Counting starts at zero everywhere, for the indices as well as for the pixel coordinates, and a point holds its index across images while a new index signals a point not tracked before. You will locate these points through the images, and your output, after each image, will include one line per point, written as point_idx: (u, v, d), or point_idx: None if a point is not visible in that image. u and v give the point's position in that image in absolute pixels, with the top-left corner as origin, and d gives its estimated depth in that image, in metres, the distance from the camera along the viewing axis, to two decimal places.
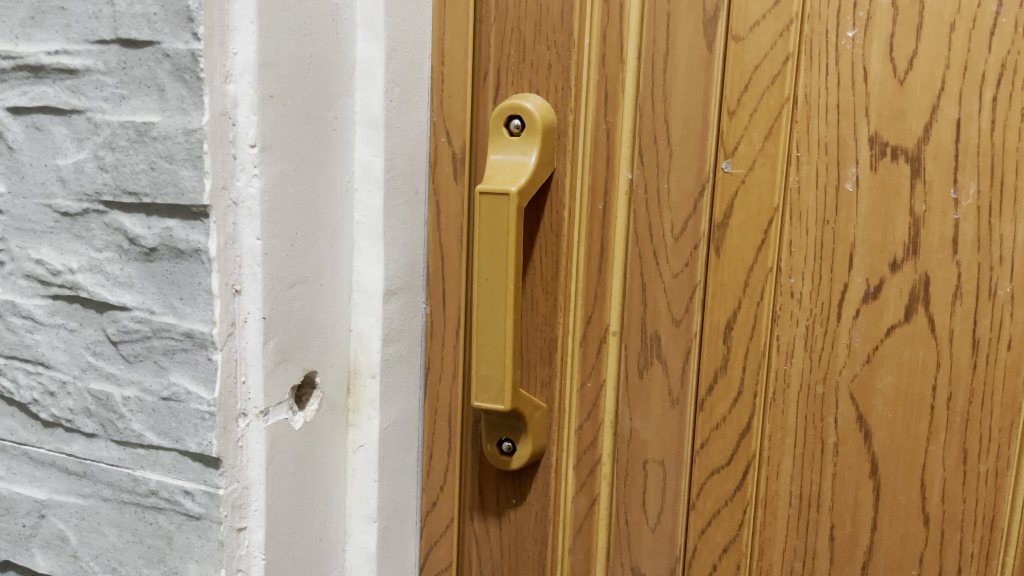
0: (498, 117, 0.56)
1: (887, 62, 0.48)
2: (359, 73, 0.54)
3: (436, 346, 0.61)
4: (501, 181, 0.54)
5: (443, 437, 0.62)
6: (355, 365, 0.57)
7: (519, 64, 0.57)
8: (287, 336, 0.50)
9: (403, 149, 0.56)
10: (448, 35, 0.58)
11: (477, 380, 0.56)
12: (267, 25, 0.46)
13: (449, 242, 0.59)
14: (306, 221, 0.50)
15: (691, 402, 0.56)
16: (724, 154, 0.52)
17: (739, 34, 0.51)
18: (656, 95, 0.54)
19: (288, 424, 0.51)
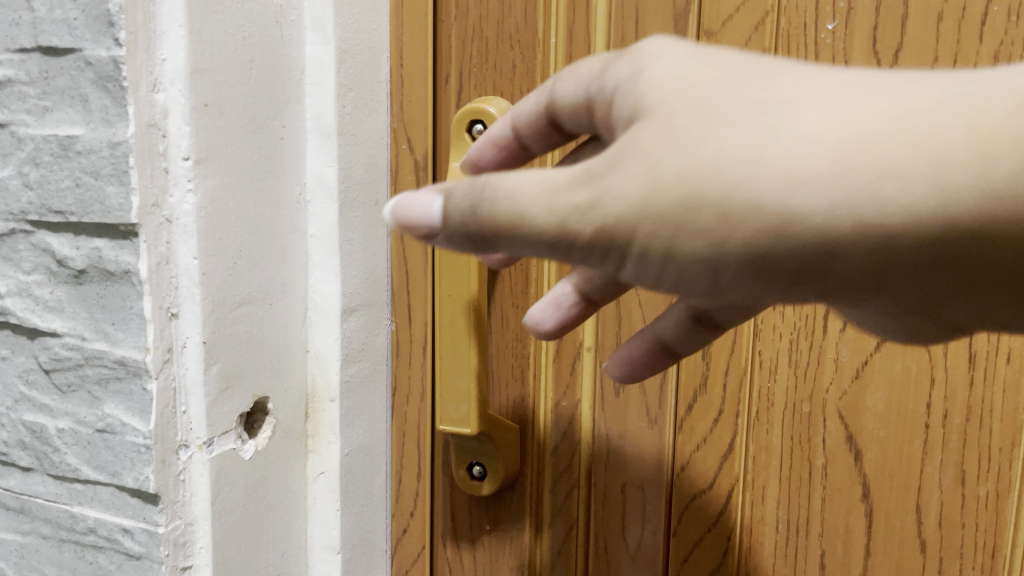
0: (459, 123, 0.52)
1: (871, 56, 0.45)
2: (308, 78, 0.50)
3: (403, 366, 0.58)
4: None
5: (413, 460, 0.59)
6: (313, 389, 0.53)
7: (481, 64, 0.53)
8: (233, 361, 0.46)
9: (359, 158, 0.53)
10: (407, 37, 0.54)
11: (443, 402, 0.53)
12: (199, 29, 0.42)
13: (414, 255, 0.56)
14: (252, 237, 0.47)
15: (669, 421, 0.52)
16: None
17: (711, 30, 0.48)
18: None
19: (236, 455, 0.47)
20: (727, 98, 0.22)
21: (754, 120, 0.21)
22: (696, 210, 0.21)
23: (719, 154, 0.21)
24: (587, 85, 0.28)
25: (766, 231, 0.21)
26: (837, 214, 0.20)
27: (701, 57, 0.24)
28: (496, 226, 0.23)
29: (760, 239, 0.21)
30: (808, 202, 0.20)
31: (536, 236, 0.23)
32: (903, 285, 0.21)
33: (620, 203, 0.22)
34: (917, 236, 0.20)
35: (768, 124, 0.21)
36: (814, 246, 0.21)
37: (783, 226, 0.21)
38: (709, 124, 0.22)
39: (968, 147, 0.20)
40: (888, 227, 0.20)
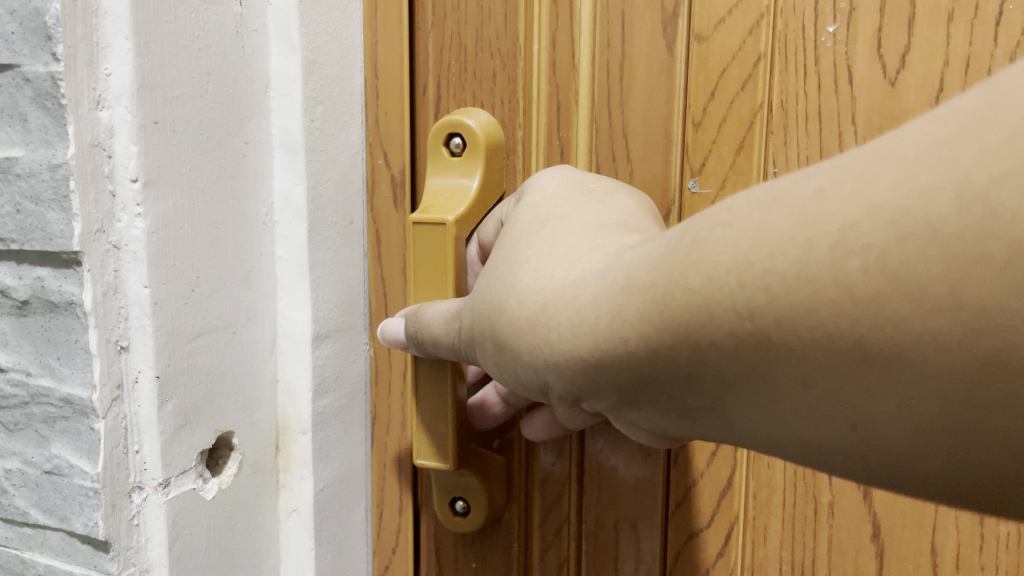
0: (436, 141, 0.49)
1: (875, 60, 0.41)
2: (274, 91, 0.47)
3: (382, 394, 0.55)
4: (439, 211, 0.47)
5: (393, 493, 0.56)
6: (284, 421, 0.50)
7: (460, 73, 0.50)
8: (191, 396, 0.43)
9: (331, 175, 0.50)
10: (382, 45, 0.51)
11: (418, 433, 0.49)
12: (148, 41, 0.39)
13: (393, 277, 0.53)
14: (211, 263, 0.44)
15: (663, 457, 0.48)
16: (690, 171, 0.46)
17: (702, 33, 0.44)
18: (612, 105, 0.46)
19: (196, 496, 0.44)
20: (501, 262, 0.37)
21: (504, 281, 0.36)
22: (483, 339, 0.37)
23: (489, 305, 0.36)
24: (499, 218, 0.47)
25: (510, 362, 0.35)
26: (532, 350, 0.34)
27: (520, 222, 0.39)
28: (419, 339, 0.43)
29: (511, 367, 0.35)
30: (520, 343, 0.34)
31: (440, 344, 0.41)
32: (589, 396, 0.33)
33: (467, 329, 0.38)
34: (577, 366, 0.32)
35: (508, 284, 0.35)
36: (535, 372, 0.34)
37: (516, 358, 0.35)
38: (489, 283, 0.37)
39: (590, 308, 0.31)
40: (556, 360, 0.33)
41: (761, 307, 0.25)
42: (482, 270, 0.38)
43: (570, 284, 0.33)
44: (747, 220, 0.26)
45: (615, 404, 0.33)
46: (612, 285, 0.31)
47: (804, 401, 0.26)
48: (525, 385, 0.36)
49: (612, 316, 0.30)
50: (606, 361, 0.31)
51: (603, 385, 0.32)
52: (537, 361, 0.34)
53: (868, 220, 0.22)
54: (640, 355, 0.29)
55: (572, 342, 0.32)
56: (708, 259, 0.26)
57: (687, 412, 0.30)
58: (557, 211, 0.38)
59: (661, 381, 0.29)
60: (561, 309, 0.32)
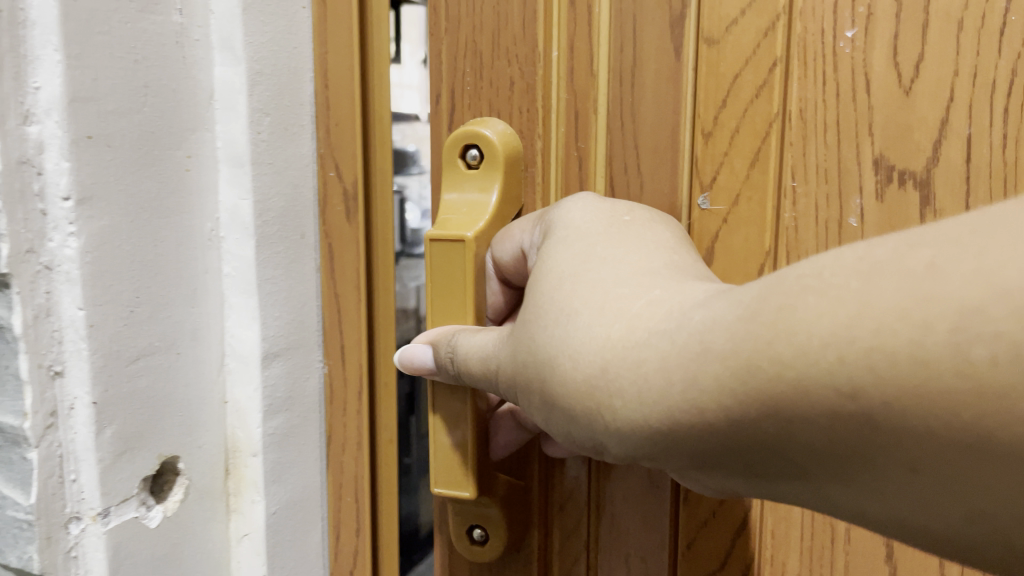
0: (451, 152, 0.46)
1: (892, 66, 0.37)
2: (219, 103, 0.46)
3: (337, 414, 0.53)
4: (455, 226, 0.44)
5: (350, 514, 0.54)
6: (233, 443, 0.49)
7: (475, 81, 0.46)
8: (132, 421, 0.41)
9: (276, 188, 0.48)
10: (332, 54, 0.50)
11: (436, 465, 0.46)
12: (79, 53, 0.37)
13: (346, 293, 0.52)
14: (152, 282, 0.42)
15: (669, 488, 0.45)
16: (700, 186, 0.42)
17: (712, 36, 0.40)
18: (623, 116, 0.43)
19: (137, 525, 0.42)
20: (548, 305, 0.33)
21: (554, 329, 0.32)
22: (531, 389, 0.34)
23: (538, 355, 0.33)
24: (521, 243, 0.42)
25: (563, 418, 0.32)
26: (588, 410, 0.30)
27: (575, 253, 0.35)
28: (459, 371, 0.40)
29: (564, 422, 0.32)
30: (574, 404, 0.31)
31: (484, 380, 0.39)
32: (652, 461, 0.30)
33: (512, 373, 0.35)
34: (641, 433, 0.29)
35: (559, 334, 0.32)
36: (589, 431, 0.31)
37: (569, 415, 0.32)
38: (536, 329, 0.33)
39: (658, 375, 0.28)
40: (619, 427, 0.29)
41: (864, 388, 0.22)
42: (527, 311, 0.35)
43: (632, 341, 0.29)
44: (844, 288, 0.22)
45: (681, 469, 0.29)
46: (685, 349, 0.27)
47: (910, 485, 0.22)
48: (577, 441, 0.33)
49: (685, 385, 0.27)
50: (677, 430, 0.27)
51: (671, 453, 0.29)
52: (594, 423, 0.31)
53: (997, 304, 0.19)
54: (714, 426, 0.26)
55: (637, 410, 0.28)
56: (803, 332, 0.23)
57: (772, 481, 0.26)
58: (605, 250, 0.35)
59: (740, 450, 0.26)
60: (622, 370, 0.29)
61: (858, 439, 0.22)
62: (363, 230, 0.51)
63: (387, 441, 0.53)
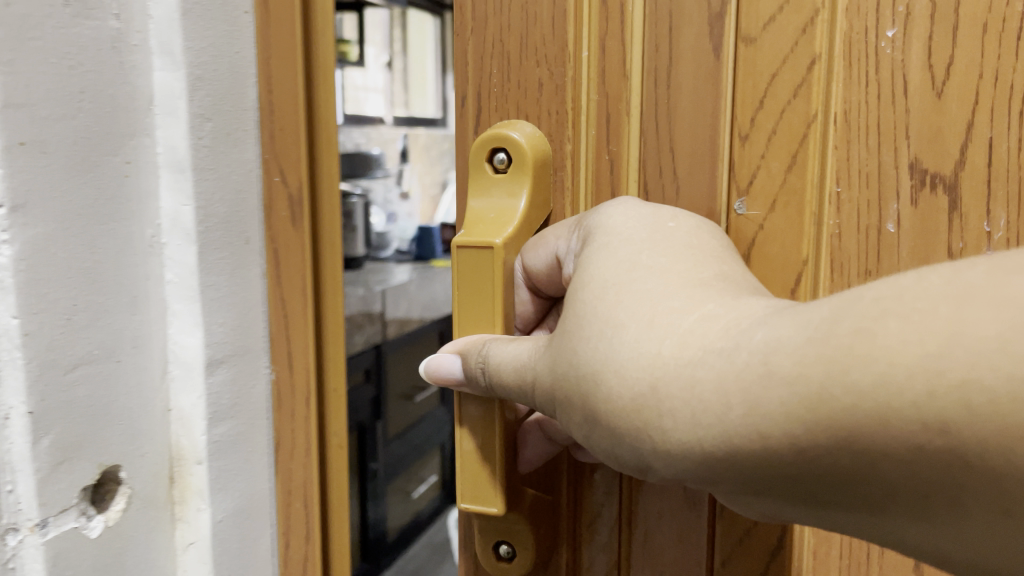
0: (477, 154, 0.43)
1: (926, 70, 0.35)
2: (159, 107, 0.45)
3: (285, 419, 0.53)
4: (483, 232, 0.42)
5: (299, 522, 0.53)
6: (178, 451, 0.48)
7: (501, 82, 0.43)
8: (72, 430, 0.40)
9: (220, 193, 0.47)
10: (275, 60, 0.49)
11: (461, 477, 0.44)
12: (12, 59, 0.36)
13: (293, 298, 0.51)
14: (92, 290, 0.41)
15: (705, 501, 0.43)
16: (737, 191, 0.40)
17: (749, 34, 0.38)
18: (658, 117, 0.40)
19: (77, 536, 0.41)
20: (589, 318, 0.32)
21: (597, 343, 0.31)
22: (572, 404, 0.33)
23: (580, 371, 0.32)
24: (556, 250, 0.41)
25: (607, 435, 0.31)
26: (635, 429, 0.30)
27: (619, 258, 0.34)
28: (490, 383, 0.38)
29: (607, 439, 0.31)
30: (620, 422, 0.30)
31: (518, 393, 0.37)
32: (704, 482, 0.29)
33: (548, 388, 0.34)
34: (691, 454, 0.28)
35: (605, 348, 0.31)
36: (634, 448, 0.30)
37: (614, 432, 0.31)
38: (578, 342, 0.32)
39: (713, 394, 0.27)
40: (668, 448, 0.29)
41: (956, 422, 0.21)
42: (567, 321, 0.34)
43: (686, 360, 0.28)
44: (935, 316, 0.22)
45: (732, 491, 0.29)
46: (745, 370, 0.26)
47: (999, 526, 0.22)
48: (620, 458, 0.32)
49: (745, 406, 0.26)
50: (735, 453, 0.27)
51: (724, 475, 0.28)
52: (642, 443, 0.30)
53: None
54: (772, 448, 0.26)
55: (688, 431, 0.28)
56: (885, 357, 0.22)
57: (836, 510, 0.26)
58: (651, 259, 0.34)
59: (804, 476, 0.26)
60: (675, 389, 0.28)
61: (941, 476, 0.22)
62: (308, 234, 0.50)
63: (337, 446, 0.54)
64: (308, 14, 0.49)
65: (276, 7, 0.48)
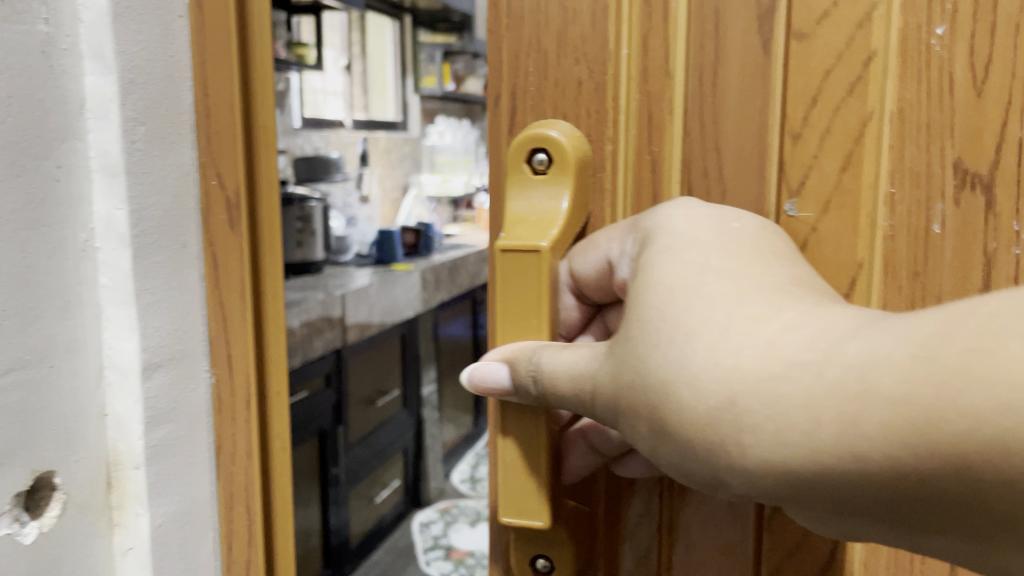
0: (512, 158, 0.37)
1: (969, 68, 0.31)
2: (91, 111, 0.44)
3: (226, 422, 0.51)
4: (524, 235, 0.35)
5: (242, 524, 0.52)
6: (115, 456, 0.47)
7: (539, 81, 0.37)
8: (3, 436, 0.40)
9: (157, 196, 0.46)
10: (210, 62, 0.48)
11: (504, 490, 0.36)
12: None
13: (231, 302, 0.50)
14: (21, 295, 0.40)
15: (753, 512, 0.37)
16: (787, 191, 0.34)
17: (802, 29, 0.33)
18: (700, 117, 0.35)
19: (10, 541, 0.40)
20: (656, 323, 0.26)
21: (666, 348, 0.25)
22: (634, 415, 0.27)
23: (646, 378, 0.26)
24: (607, 254, 0.34)
25: (673, 453, 0.26)
26: (709, 445, 0.24)
27: (686, 258, 0.28)
28: (545, 395, 0.32)
29: (675, 458, 0.26)
30: (691, 437, 0.25)
31: (569, 407, 0.31)
32: (790, 507, 0.24)
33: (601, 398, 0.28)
34: (778, 477, 0.23)
35: (677, 355, 0.25)
36: (707, 469, 0.25)
37: (683, 449, 0.25)
38: (644, 349, 0.26)
39: (803, 413, 0.22)
40: (749, 469, 0.24)
41: None
42: (628, 325, 0.27)
43: (768, 372, 0.23)
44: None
45: (819, 519, 0.24)
46: (841, 385, 0.21)
47: None
48: (686, 478, 0.26)
49: (843, 426, 0.21)
50: (831, 476, 0.22)
51: (816, 503, 0.23)
52: (715, 460, 0.24)
53: None
54: (876, 474, 0.21)
55: (772, 450, 0.23)
56: (990, 375, 0.19)
57: (947, 544, 0.21)
58: (721, 264, 0.27)
59: (915, 509, 0.21)
60: (756, 401, 0.23)
61: None
62: (247, 237, 0.49)
63: (278, 448, 0.53)
64: (243, 14, 0.48)
65: (210, 9, 0.47)
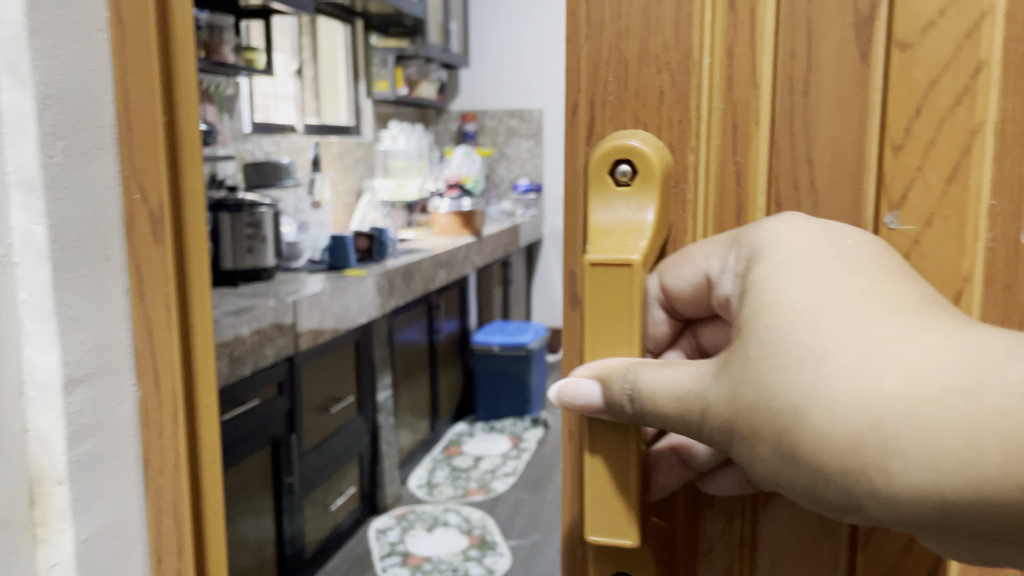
0: (593, 169, 0.35)
1: None
2: (9, 127, 0.46)
3: (153, 436, 0.51)
4: (611, 246, 0.33)
5: (171, 538, 0.52)
6: (39, 472, 0.49)
7: (619, 91, 0.35)
8: None
9: (77, 210, 0.47)
10: (131, 78, 0.48)
11: (589, 505, 0.34)
12: None
13: (157, 314, 0.50)
14: None
15: (845, 534, 0.36)
16: (887, 203, 0.33)
17: (905, 39, 0.32)
18: (795, 128, 0.34)
19: None
20: (783, 344, 0.26)
21: (798, 370, 0.25)
22: (760, 439, 0.26)
23: (772, 402, 0.25)
24: (706, 269, 0.33)
25: (807, 478, 0.25)
26: (850, 471, 0.24)
27: (802, 273, 0.27)
28: (642, 415, 0.30)
29: (806, 484, 0.25)
30: (830, 464, 0.24)
31: (669, 427, 0.29)
32: (926, 531, 0.24)
33: (711, 422, 0.28)
34: (924, 503, 0.23)
35: (810, 378, 0.25)
36: (842, 494, 0.25)
37: (820, 476, 0.25)
38: (768, 371, 0.26)
39: (958, 441, 0.22)
40: (894, 495, 0.24)
41: None
42: (746, 342, 0.27)
43: (918, 397, 0.23)
44: None
45: (951, 540, 0.24)
46: (1003, 413, 0.22)
47: None
48: (813, 501, 0.26)
49: (1005, 452, 0.22)
50: (985, 502, 0.22)
51: (958, 526, 0.23)
52: (855, 485, 0.24)
53: None
54: None
55: (926, 477, 0.23)
56: None
57: None
58: (845, 280, 0.27)
59: None
60: (904, 426, 0.23)
61: None
62: (172, 250, 0.49)
63: (209, 462, 0.52)
64: (166, 28, 0.48)
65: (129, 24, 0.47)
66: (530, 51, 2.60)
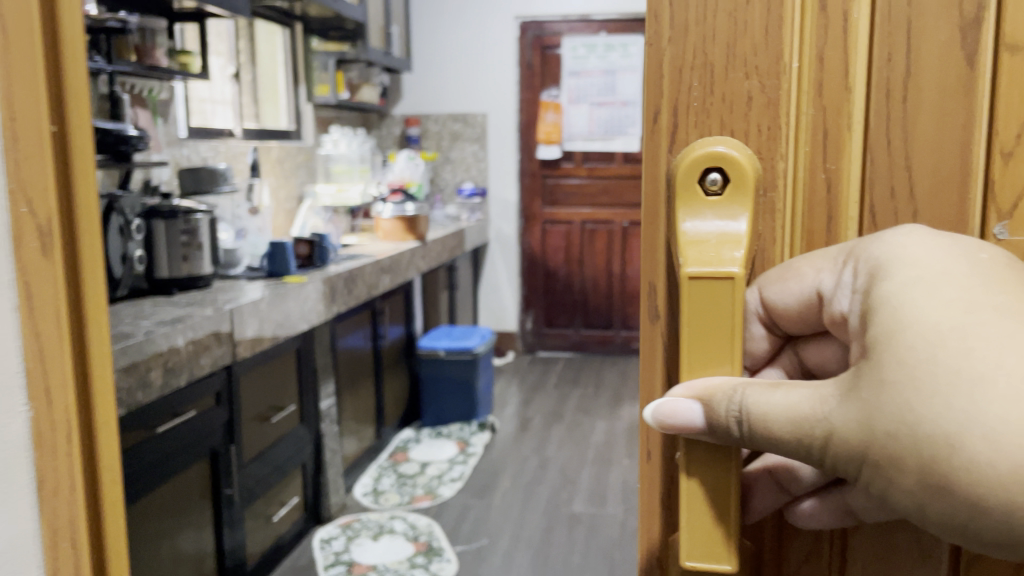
0: (680, 178, 0.33)
1: None
2: None
3: (47, 459, 0.51)
4: (712, 257, 0.31)
5: (68, 561, 0.52)
6: None
7: (703, 95, 0.34)
8: None
9: None
10: (17, 86, 0.47)
11: (684, 526, 0.32)
12: None
13: (47, 328, 0.50)
14: None
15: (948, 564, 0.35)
16: (995, 213, 0.34)
17: (1015, 42, 0.32)
18: (892, 131, 0.34)
19: None
20: (930, 368, 0.25)
21: (948, 398, 0.25)
22: (905, 468, 0.26)
23: (917, 430, 0.25)
24: (818, 285, 0.33)
25: (961, 511, 0.25)
26: (1010, 503, 0.24)
27: (939, 290, 0.27)
28: (750, 439, 0.29)
29: (959, 517, 0.25)
30: (990, 496, 0.24)
31: (782, 452, 0.29)
32: None
33: (836, 450, 0.27)
34: None
35: (964, 405, 0.25)
36: (999, 524, 0.25)
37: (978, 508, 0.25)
38: (914, 396, 0.25)
39: None
40: None
41: None
42: (880, 364, 0.26)
43: None
44: None
45: None
46: None
47: None
48: (962, 535, 0.26)
49: None
50: None
51: None
52: (1016, 517, 0.25)
53: None
54: None
55: None
56: None
57: None
58: (987, 299, 0.27)
59: None
60: None
61: None
62: (60, 265, 0.50)
63: (110, 483, 0.54)
64: (55, 29, 0.49)
65: (18, 34, 0.47)
66: (472, 54, 2.59)
